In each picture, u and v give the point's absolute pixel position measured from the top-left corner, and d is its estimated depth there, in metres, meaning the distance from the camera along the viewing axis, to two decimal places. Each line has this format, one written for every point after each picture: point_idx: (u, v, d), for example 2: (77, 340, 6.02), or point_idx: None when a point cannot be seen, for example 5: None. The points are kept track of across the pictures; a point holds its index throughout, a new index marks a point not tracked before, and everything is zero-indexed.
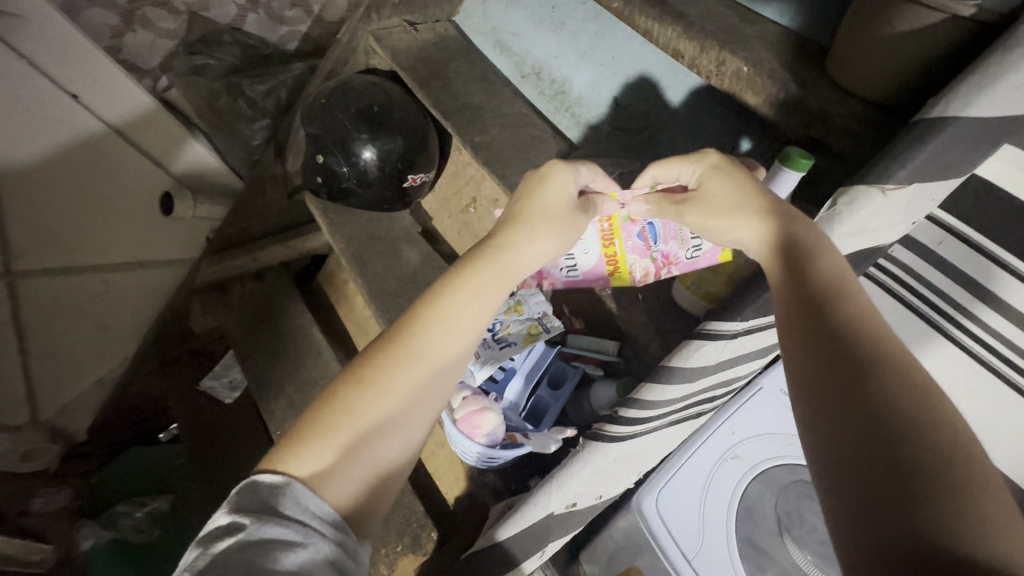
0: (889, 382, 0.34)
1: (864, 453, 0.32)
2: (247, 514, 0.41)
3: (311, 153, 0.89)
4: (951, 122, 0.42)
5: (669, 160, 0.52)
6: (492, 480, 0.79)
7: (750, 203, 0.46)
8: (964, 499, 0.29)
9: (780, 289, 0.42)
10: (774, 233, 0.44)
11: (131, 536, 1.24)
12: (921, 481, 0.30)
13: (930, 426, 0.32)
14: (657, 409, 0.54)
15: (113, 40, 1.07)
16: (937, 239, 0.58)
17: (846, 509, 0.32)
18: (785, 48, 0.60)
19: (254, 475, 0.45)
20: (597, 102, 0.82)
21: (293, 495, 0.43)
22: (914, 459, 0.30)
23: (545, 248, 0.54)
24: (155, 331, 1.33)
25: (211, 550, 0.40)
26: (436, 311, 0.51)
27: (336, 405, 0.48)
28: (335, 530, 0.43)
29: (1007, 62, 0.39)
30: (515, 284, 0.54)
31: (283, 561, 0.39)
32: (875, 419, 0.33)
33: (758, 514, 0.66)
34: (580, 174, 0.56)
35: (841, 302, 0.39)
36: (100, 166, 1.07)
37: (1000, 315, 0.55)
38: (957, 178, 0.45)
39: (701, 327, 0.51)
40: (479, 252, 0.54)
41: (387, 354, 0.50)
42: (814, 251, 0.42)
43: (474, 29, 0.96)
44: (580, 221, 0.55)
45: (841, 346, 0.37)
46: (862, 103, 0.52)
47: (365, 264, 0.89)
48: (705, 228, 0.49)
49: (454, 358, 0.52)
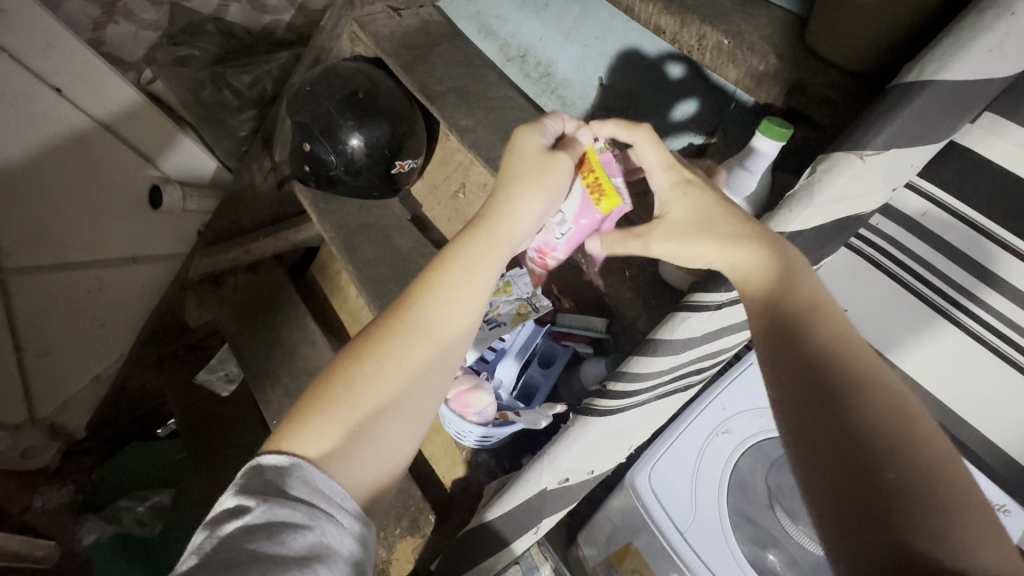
0: (869, 404, 0.35)
1: (849, 475, 0.33)
2: (252, 496, 0.42)
3: (298, 142, 0.88)
4: (928, 85, 0.42)
5: (648, 134, 0.52)
6: (486, 459, 0.80)
7: (717, 220, 0.45)
8: (942, 518, 0.31)
9: (753, 299, 0.42)
10: (758, 253, 0.42)
11: (134, 530, 1.27)
12: (904, 501, 0.32)
13: (909, 448, 0.33)
14: (645, 381, 0.55)
15: (94, 32, 1.05)
16: (921, 209, 0.59)
17: (833, 527, 0.33)
18: (766, 19, 0.60)
19: (259, 457, 0.46)
20: (582, 83, 0.82)
21: (300, 475, 0.44)
22: (897, 481, 0.32)
23: (531, 209, 0.54)
24: (150, 325, 1.33)
25: (217, 532, 0.41)
26: (434, 292, 0.51)
27: (336, 381, 0.49)
28: (345, 509, 0.44)
29: (980, 25, 0.41)
30: (505, 257, 0.54)
31: (290, 543, 0.39)
32: (857, 441, 0.34)
33: (750, 487, 0.67)
34: (547, 128, 0.56)
35: (821, 322, 0.39)
36: (89, 162, 1.07)
37: (1003, 297, 0.54)
38: (934, 143, 0.46)
39: (687, 300, 0.52)
40: (467, 234, 0.53)
41: (386, 331, 0.50)
42: (795, 269, 0.41)
43: (458, 13, 0.96)
44: (559, 162, 0.53)
45: (820, 366, 0.37)
46: (841, 73, 0.53)
47: (356, 251, 0.89)
48: (678, 253, 0.47)
49: (451, 336, 0.52)
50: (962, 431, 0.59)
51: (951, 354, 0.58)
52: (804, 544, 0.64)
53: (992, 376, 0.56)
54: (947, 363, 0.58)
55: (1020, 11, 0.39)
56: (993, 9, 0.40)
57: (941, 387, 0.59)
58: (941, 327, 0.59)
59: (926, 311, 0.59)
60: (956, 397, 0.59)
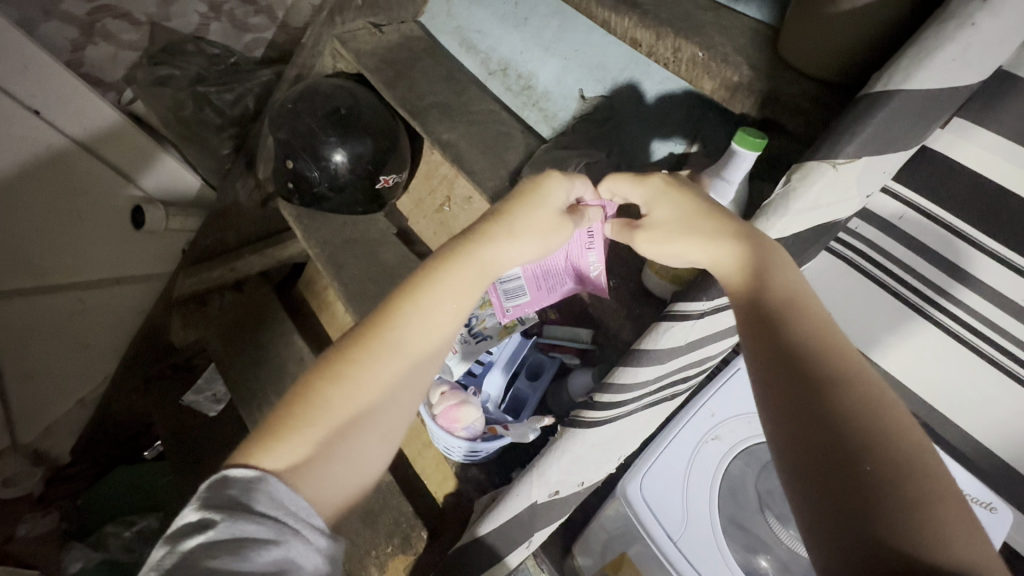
0: (848, 397, 0.36)
1: (827, 468, 0.34)
2: (216, 511, 0.42)
3: (281, 159, 0.88)
4: (895, 94, 0.43)
5: (619, 176, 0.53)
6: (477, 474, 0.79)
7: (702, 224, 0.47)
8: (921, 512, 0.31)
9: (739, 294, 0.43)
10: (729, 252, 0.44)
11: (121, 556, 1.22)
12: (884, 496, 0.32)
13: (887, 440, 0.34)
14: (631, 392, 0.55)
15: (73, 54, 1.04)
16: (898, 213, 0.60)
17: (813, 515, 0.34)
18: (739, 32, 0.61)
19: (225, 468, 0.45)
20: (562, 96, 0.83)
21: (267, 490, 0.43)
22: (873, 475, 0.33)
23: (524, 253, 0.53)
24: (134, 347, 1.31)
25: (179, 547, 0.40)
26: (413, 306, 0.51)
27: (313, 400, 0.48)
28: (310, 524, 0.44)
29: (942, 35, 0.42)
30: (486, 286, 0.54)
31: (254, 559, 0.40)
32: (838, 436, 0.34)
33: (740, 492, 0.68)
34: (575, 187, 0.56)
35: (802, 319, 0.40)
36: (69, 182, 1.06)
37: (978, 296, 0.55)
38: (902, 151, 0.47)
39: (669, 310, 0.52)
40: (448, 257, 0.53)
41: (362, 349, 0.50)
42: (769, 269, 0.42)
43: (439, 29, 0.96)
44: (566, 227, 0.54)
45: (801, 365, 0.38)
46: (813, 83, 0.54)
47: (342, 267, 0.88)
48: (666, 253, 0.49)
49: (423, 355, 0.52)
50: (949, 433, 0.61)
51: (937, 355, 0.60)
52: (795, 549, 0.64)
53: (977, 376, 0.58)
54: (935, 365, 0.60)
55: (979, 22, 0.41)
56: (955, 19, 0.41)
57: (928, 385, 0.61)
58: (913, 322, 0.61)
59: (899, 306, 0.62)
60: (938, 392, 0.61)
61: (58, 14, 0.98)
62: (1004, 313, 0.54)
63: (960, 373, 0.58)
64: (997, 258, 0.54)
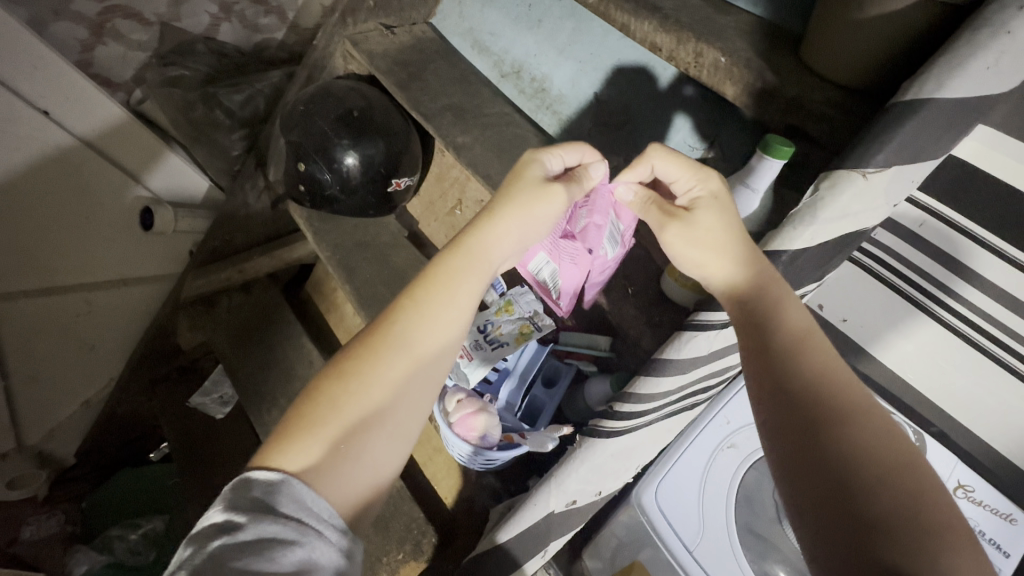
0: (852, 433, 0.38)
1: (831, 500, 0.36)
2: (240, 513, 0.41)
3: (293, 161, 0.87)
4: (927, 103, 0.43)
5: (672, 156, 0.53)
6: (491, 481, 0.79)
7: (730, 238, 0.48)
8: (925, 542, 0.33)
9: (739, 324, 0.46)
10: (737, 277, 0.47)
11: (127, 559, 1.21)
12: (888, 525, 0.34)
13: (893, 472, 0.36)
14: (653, 402, 0.54)
15: (83, 54, 1.04)
16: (918, 220, 0.61)
17: (821, 540, 0.36)
18: (761, 37, 0.60)
19: (247, 471, 0.44)
20: (576, 99, 0.82)
21: (290, 491, 0.42)
22: (881, 505, 0.35)
23: (512, 229, 0.54)
24: (141, 350, 1.29)
25: (204, 549, 0.39)
26: (414, 302, 0.51)
27: (322, 401, 0.48)
28: (333, 526, 0.43)
29: (977, 42, 0.41)
30: (487, 272, 0.54)
31: (280, 560, 0.38)
32: (842, 468, 0.37)
33: (756, 501, 0.67)
34: (549, 161, 0.56)
35: (806, 356, 0.43)
36: (75, 183, 1.06)
37: (980, 292, 0.58)
38: (932, 160, 0.46)
39: (692, 319, 0.51)
40: (447, 253, 0.54)
41: (370, 348, 0.50)
42: (781, 304, 0.45)
43: (452, 31, 0.96)
44: (551, 188, 0.54)
45: (801, 399, 0.40)
46: (839, 90, 0.53)
47: (353, 270, 0.88)
48: (685, 257, 0.50)
49: (433, 358, 0.51)
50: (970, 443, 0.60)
51: (958, 366, 0.59)
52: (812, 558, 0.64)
53: (1000, 385, 0.57)
54: (953, 375, 0.60)
55: (1015, 30, 0.40)
56: (990, 27, 0.41)
57: (953, 395, 0.60)
58: (926, 326, 0.61)
59: (913, 311, 0.62)
60: (959, 403, 0.60)
61: (68, 14, 0.98)
62: (1004, 309, 0.56)
63: (979, 381, 0.58)
64: (1000, 255, 0.56)
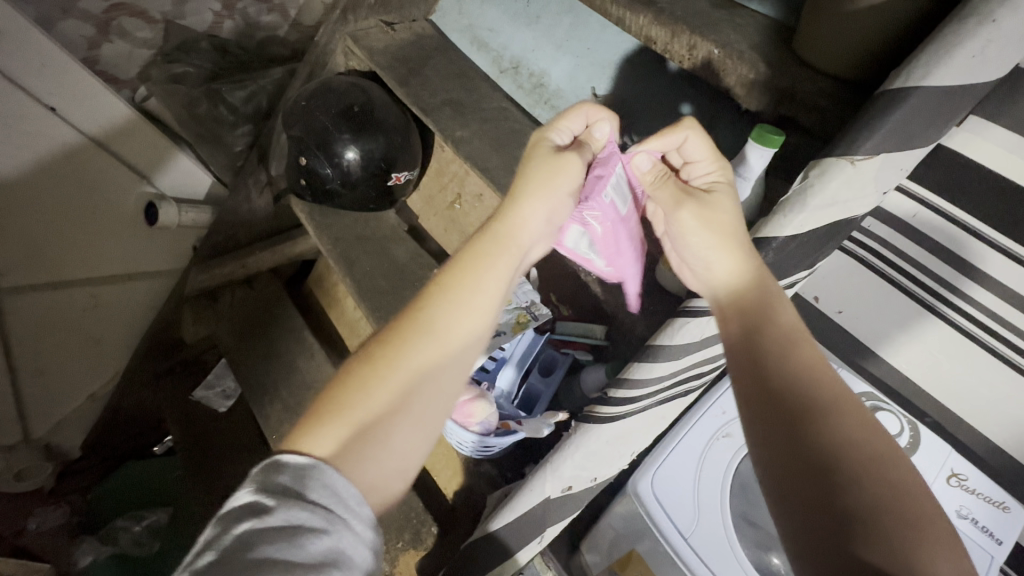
0: (837, 428, 0.39)
1: (809, 492, 0.37)
2: (270, 496, 0.40)
3: (294, 155, 0.89)
4: (914, 92, 0.43)
5: (705, 136, 0.54)
6: (489, 469, 0.80)
7: (737, 225, 0.50)
8: (899, 533, 0.35)
9: (733, 317, 0.47)
10: (743, 266, 0.48)
11: (130, 550, 1.24)
12: (866, 517, 0.35)
13: (875, 466, 0.37)
14: (647, 387, 0.55)
15: (89, 51, 1.05)
16: (912, 211, 0.61)
17: (800, 531, 0.37)
18: (754, 30, 0.61)
19: (275, 454, 0.44)
20: (573, 94, 0.83)
21: (320, 478, 0.41)
22: (860, 498, 0.36)
23: (537, 209, 0.54)
24: (146, 341, 1.31)
25: (230, 531, 0.38)
26: (440, 286, 0.52)
27: (351, 385, 0.48)
28: (360, 516, 0.42)
29: (963, 31, 0.42)
30: (515, 255, 0.55)
31: (307, 547, 0.38)
32: (827, 460, 0.38)
33: (750, 488, 0.68)
34: (561, 134, 0.58)
35: (795, 351, 0.44)
36: (83, 178, 1.07)
37: (987, 292, 0.57)
38: (920, 148, 0.46)
39: (684, 306, 0.53)
40: (474, 240, 0.55)
41: (400, 333, 0.50)
42: (774, 301, 0.46)
43: (451, 27, 0.97)
44: (566, 157, 0.55)
45: (787, 392, 0.41)
46: (831, 80, 0.54)
47: (354, 263, 0.89)
48: (697, 234, 0.50)
49: (462, 345, 0.51)
50: (960, 431, 0.61)
51: (952, 357, 0.60)
52: None
53: (993, 375, 0.58)
54: (946, 365, 0.61)
55: (1001, 19, 0.41)
56: (976, 16, 0.41)
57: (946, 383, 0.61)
58: (930, 325, 0.62)
59: (914, 308, 0.63)
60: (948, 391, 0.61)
61: (75, 12, 0.99)
62: (1013, 309, 0.56)
63: (968, 369, 0.59)
64: (1010, 256, 0.55)
